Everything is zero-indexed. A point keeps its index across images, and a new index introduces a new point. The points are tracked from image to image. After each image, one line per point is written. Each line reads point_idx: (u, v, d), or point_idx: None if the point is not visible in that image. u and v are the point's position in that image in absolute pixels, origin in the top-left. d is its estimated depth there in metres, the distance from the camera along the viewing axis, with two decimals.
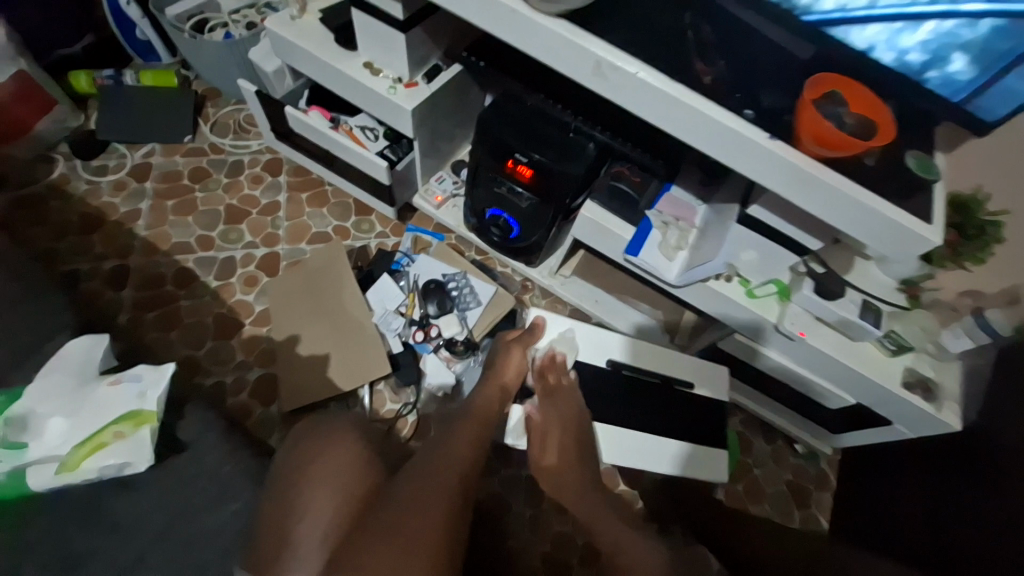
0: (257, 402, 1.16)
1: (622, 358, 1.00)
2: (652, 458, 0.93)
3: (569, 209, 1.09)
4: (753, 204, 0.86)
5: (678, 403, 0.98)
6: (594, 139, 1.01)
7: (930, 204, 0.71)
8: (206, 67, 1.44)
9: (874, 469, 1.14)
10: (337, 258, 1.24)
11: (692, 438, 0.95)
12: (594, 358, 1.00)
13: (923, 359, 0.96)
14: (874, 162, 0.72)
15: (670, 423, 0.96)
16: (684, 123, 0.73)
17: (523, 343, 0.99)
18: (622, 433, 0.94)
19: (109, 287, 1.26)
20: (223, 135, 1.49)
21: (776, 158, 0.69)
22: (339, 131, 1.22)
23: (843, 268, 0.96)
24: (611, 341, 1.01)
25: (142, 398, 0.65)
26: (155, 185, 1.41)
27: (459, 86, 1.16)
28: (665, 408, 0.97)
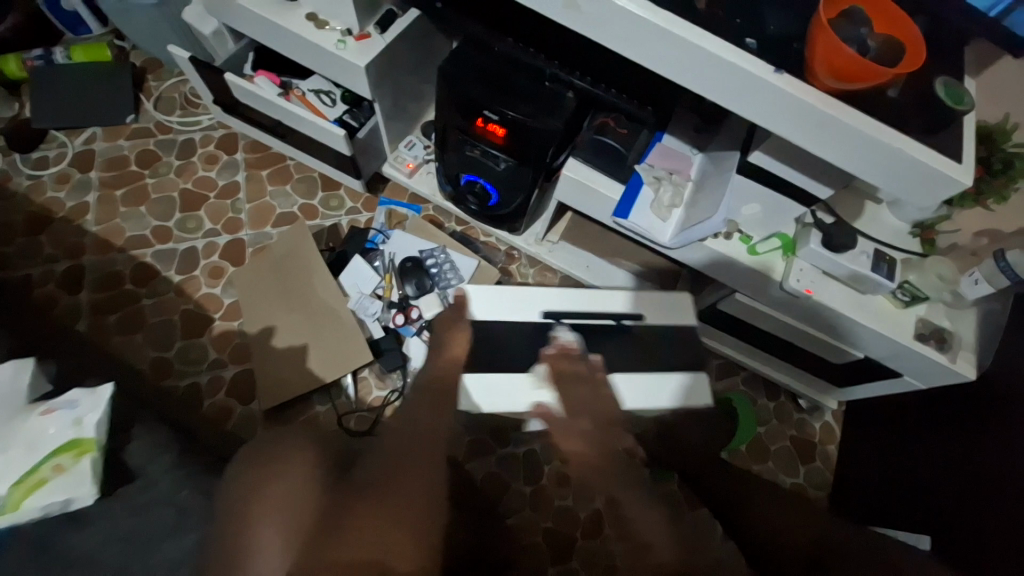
0: (236, 400, 1.10)
1: (555, 308, 0.92)
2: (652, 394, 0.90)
3: (550, 169, 0.99)
4: (754, 151, 0.77)
5: (643, 338, 0.94)
6: (573, 87, 0.89)
7: (959, 140, 0.62)
8: (137, 33, 1.28)
9: (881, 422, 1.10)
10: (303, 241, 1.14)
11: (663, 366, 0.91)
12: (525, 314, 0.92)
13: (937, 309, 0.89)
14: (897, 94, 0.62)
15: (626, 355, 0.94)
16: (675, 60, 0.62)
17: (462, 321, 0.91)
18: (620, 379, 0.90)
19: (65, 291, 1.17)
20: (169, 112, 1.34)
21: (782, 96, 0.59)
22: (291, 99, 1.10)
23: (852, 213, 0.90)
24: (542, 293, 0.93)
25: (79, 425, 0.61)
26: (101, 174, 1.29)
27: (420, 35, 1.03)
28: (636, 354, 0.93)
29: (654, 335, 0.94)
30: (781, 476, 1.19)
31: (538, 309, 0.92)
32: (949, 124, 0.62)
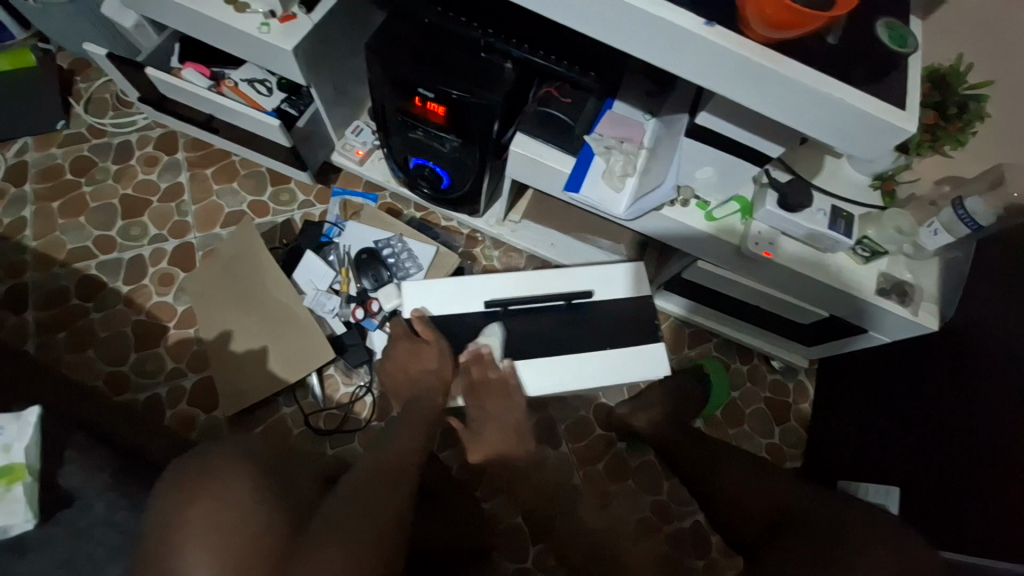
0: (198, 409, 1.08)
1: (500, 295, 0.94)
2: (640, 365, 0.92)
3: (499, 146, 0.96)
4: (701, 112, 0.73)
5: (597, 316, 0.94)
6: (512, 57, 0.84)
7: (905, 84, 0.59)
8: (57, 31, 1.19)
9: (852, 377, 1.10)
10: (252, 240, 1.10)
11: (617, 338, 0.93)
12: (469, 305, 0.93)
13: (898, 262, 0.87)
14: (837, 40, 0.59)
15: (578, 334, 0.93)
16: (603, 18, 0.57)
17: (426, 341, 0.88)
18: (575, 359, 0.91)
19: (9, 312, 1.12)
20: (101, 114, 1.27)
21: (715, 50, 0.56)
22: (223, 90, 1.03)
23: (811, 170, 0.88)
24: (487, 282, 0.94)
25: (8, 452, 0.60)
26: (35, 186, 1.22)
27: (352, 11, 0.96)
28: (592, 325, 0.94)
29: (606, 312, 0.95)
30: (757, 438, 1.20)
31: (482, 298, 0.94)
32: (893, 69, 0.59)
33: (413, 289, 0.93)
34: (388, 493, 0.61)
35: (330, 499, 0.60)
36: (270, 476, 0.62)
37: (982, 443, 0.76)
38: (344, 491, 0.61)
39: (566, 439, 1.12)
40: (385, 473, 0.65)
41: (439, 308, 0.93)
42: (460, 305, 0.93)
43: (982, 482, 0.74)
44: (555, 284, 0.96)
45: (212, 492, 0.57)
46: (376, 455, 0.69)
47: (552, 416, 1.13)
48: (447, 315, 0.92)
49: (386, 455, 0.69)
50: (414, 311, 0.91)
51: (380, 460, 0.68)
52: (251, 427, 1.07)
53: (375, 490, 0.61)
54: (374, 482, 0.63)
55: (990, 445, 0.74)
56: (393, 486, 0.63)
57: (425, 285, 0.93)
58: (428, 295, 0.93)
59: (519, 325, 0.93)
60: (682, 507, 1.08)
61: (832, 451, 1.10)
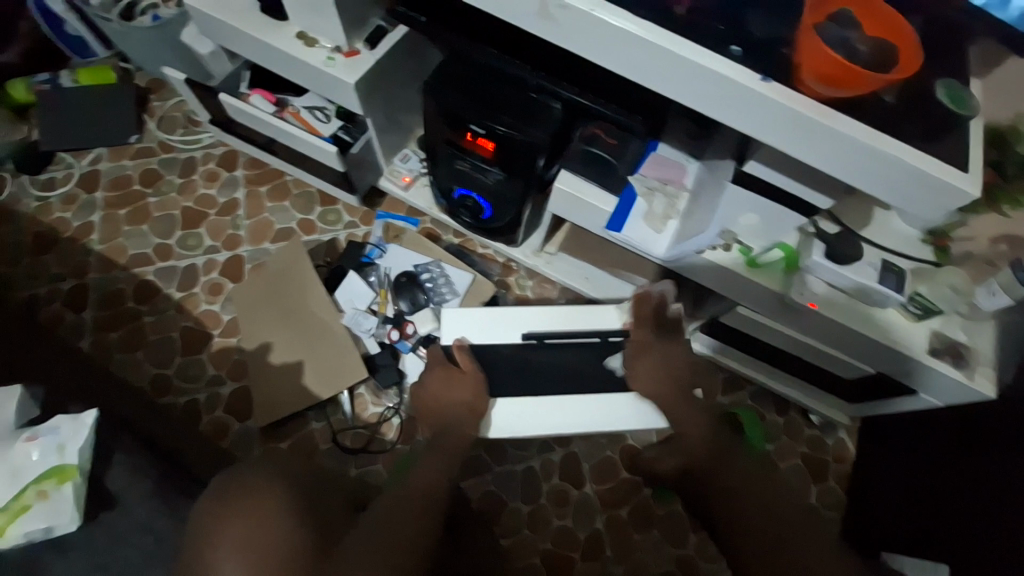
0: (232, 417, 1.11)
1: (539, 327, 0.94)
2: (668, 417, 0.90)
3: (542, 181, 0.98)
4: (748, 160, 0.73)
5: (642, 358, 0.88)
6: (560, 98, 0.87)
7: (964, 146, 0.58)
8: (140, 55, 1.30)
9: (897, 438, 1.05)
10: (298, 257, 1.14)
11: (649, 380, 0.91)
12: (506, 336, 0.94)
13: (952, 322, 0.84)
14: (893, 99, 0.59)
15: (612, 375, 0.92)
16: (657, 69, 0.59)
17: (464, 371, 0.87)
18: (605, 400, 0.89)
19: (69, 310, 1.20)
20: (171, 131, 1.37)
21: (769, 104, 0.56)
22: (285, 116, 1.09)
23: (860, 223, 0.85)
24: (521, 315, 0.95)
25: (62, 452, 0.63)
26: (106, 194, 1.31)
27: (411, 49, 1.02)
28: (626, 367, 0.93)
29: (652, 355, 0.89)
30: None
31: (519, 330, 0.94)
32: (950, 129, 0.58)
33: (450, 319, 0.94)
34: (417, 522, 0.62)
35: (361, 523, 0.61)
36: (300, 495, 0.63)
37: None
38: (373, 516, 0.62)
39: (590, 479, 1.10)
40: (415, 502, 0.65)
41: (477, 337, 0.93)
42: (498, 336, 0.93)
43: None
44: (590, 321, 0.96)
45: (246, 507, 0.58)
46: (404, 484, 0.69)
47: (577, 453, 1.11)
48: (484, 345, 0.92)
49: (414, 484, 0.69)
50: (456, 339, 0.93)
51: (409, 488, 0.68)
52: (280, 440, 1.09)
53: (405, 518, 0.62)
54: (404, 509, 0.63)
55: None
56: (422, 514, 0.63)
57: (462, 313, 0.94)
58: (465, 325, 0.93)
59: (553, 359, 0.92)
60: (708, 562, 1.04)
61: (873, 517, 1.04)
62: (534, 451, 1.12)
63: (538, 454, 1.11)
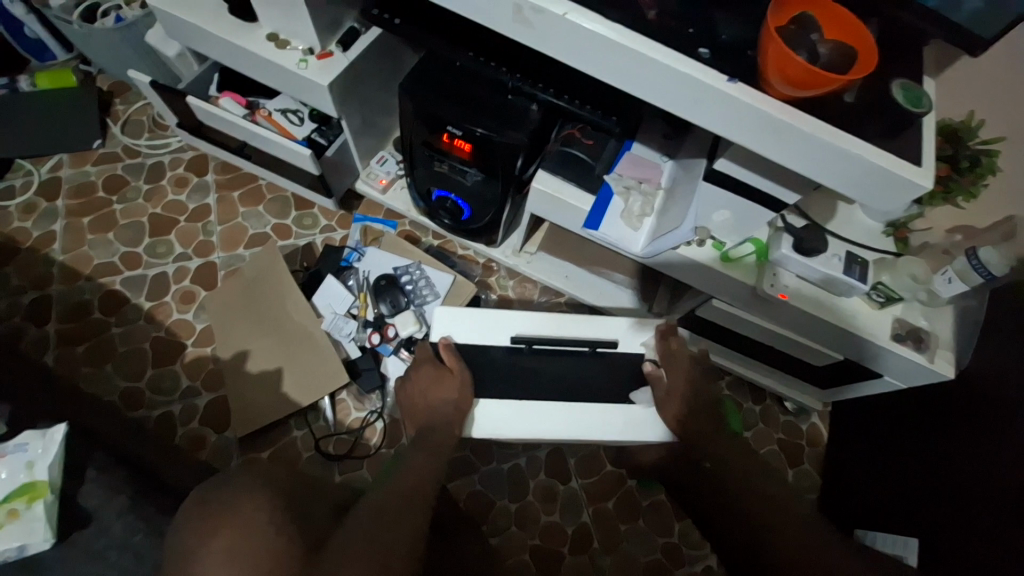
0: (209, 428, 1.08)
1: (528, 331, 0.89)
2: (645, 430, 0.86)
3: (521, 181, 0.99)
4: (719, 158, 0.75)
5: (621, 367, 0.89)
6: (537, 100, 0.88)
7: (918, 142, 0.61)
8: (103, 58, 1.26)
9: (867, 422, 1.09)
10: (275, 263, 1.12)
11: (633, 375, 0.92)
12: (496, 338, 0.89)
13: (913, 308, 0.89)
14: (852, 98, 0.61)
15: (602, 382, 0.88)
16: (630, 71, 0.60)
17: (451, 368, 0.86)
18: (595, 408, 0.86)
19: (31, 323, 1.14)
20: (137, 136, 1.32)
21: (737, 105, 0.58)
22: (257, 119, 1.07)
23: (824, 217, 0.90)
24: (511, 318, 0.90)
25: (31, 469, 0.63)
26: (68, 202, 1.26)
27: (386, 51, 1.01)
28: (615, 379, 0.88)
29: (632, 364, 0.90)
30: None
31: (510, 332, 0.89)
32: (906, 126, 0.61)
33: (439, 318, 0.90)
34: (405, 526, 0.61)
35: (347, 529, 0.60)
36: (286, 503, 0.62)
37: (994, 497, 0.75)
38: (359, 521, 0.61)
39: (575, 474, 1.11)
40: (403, 505, 0.64)
41: (463, 337, 0.89)
42: (484, 337, 0.89)
43: (990, 538, 0.73)
44: (582, 329, 0.91)
45: (228, 520, 0.57)
46: (391, 486, 0.68)
47: (562, 449, 1.12)
48: (469, 344, 0.89)
49: (400, 486, 0.69)
50: (439, 338, 0.88)
51: (396, 490, 0.67)
52: (260, 451, 1.07)
53: (392, 523, 0.61)
54: (390, 513, 0.62)
55: (1001, 497, 0.74)
56: (410, 517, 0.63)
57: (449, 314, 0.90)
58: (452, 323, 0.89)
59: (543, 366, 0.87)
60: (692, 550, 1.07)
61: (846, 498, 1.08)
62: (520, 448, 1.12)
63: (523, 451, 1.12)
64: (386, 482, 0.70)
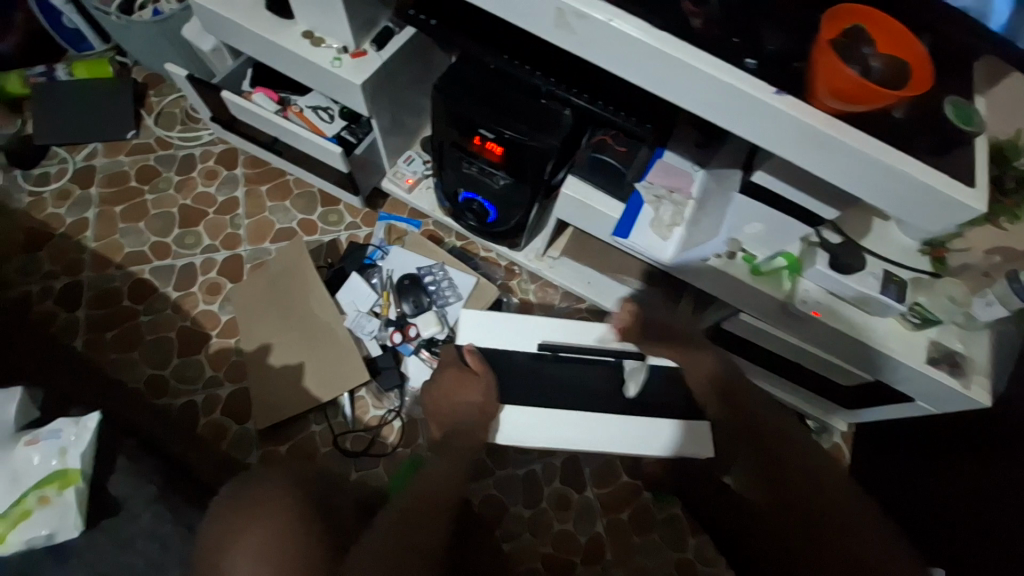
0: (231, 419, 1.09)
1: (556, 339, 0.89)
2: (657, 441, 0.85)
3: (549, 185, 0.98)
4: (759, 170, 0.73)
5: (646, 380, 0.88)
6: (570, 104, 0.88)
7: (969, 162, 0.59)
8: (140, 50, 1.28)
9: (894, 446, 1.07)
10: (301, 258, 1.13)
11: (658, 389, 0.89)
12: (522, 343, 0.89)
13: (949, 331, 0.86)
14: (902, 115, 0.59)
15: (627, 395, 0.87)
16: (674, 80, 0.59)
17: (478, 372, 0.84)
18: (609, 420, 0.85)
19: (63, 308, 1.17)
20: (169, 127, 1.35)
21: (784, 118, 0.57)
22: (289, 115, 1.08)
23: (859, 233, 0.86)
24: (538, 325, 0.91)
25: (64, 456, 0.62)
26: (101, 190, 1.29)
27: (418, 51, 1.01)
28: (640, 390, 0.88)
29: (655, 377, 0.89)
30: None
31: (537, 339, 0.90)
32: (956, 145, 0.60)
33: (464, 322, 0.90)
34: (429, 531, 0.61)
35: (372, 532, 0.60)
36: (311, 503, 0.63)
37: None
38: (381, 524, 0.61)
39: (591, 483, 1.10)
40: (427, 508, 0.64)
41: (482, 341, 0.89)
42: (510, 341, 0.89)
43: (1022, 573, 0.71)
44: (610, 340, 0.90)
45: (256, 518, 0.57)
46: (414, 488, 0.68)
47: (579, 458, 1.12)
48: (495, 348, 0.88)
49: (424, 489, 0.68)
50: (464, 344, 0.88)
51: (420, 493, 0.67)
52: (279, 444, 1.08)
53: (419, 525, 0.61)
54: (412, 517, 0.62)
55: None
56: (435, 523, 0.63)
57: (480, 317, 0.90)
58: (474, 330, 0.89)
59: (568, 374, 0.87)
60: (707, 566, 1.05)
61: None
62: (536, 455, 1.12)
63: (540, 458, 1.11)
64: (409, 484, 0.70)
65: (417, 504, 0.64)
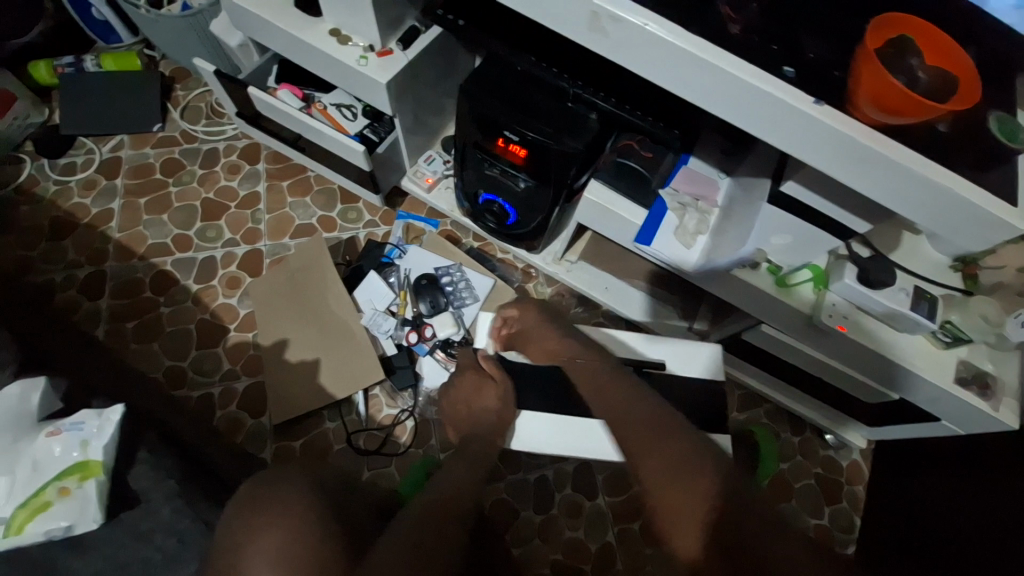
0: (246, 413, 1.10)
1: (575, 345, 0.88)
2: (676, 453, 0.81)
3: (571, 189, 0.98)
4: (786, 180, 0.71)
5: None
6: (597, 108, 0.87)
7: (1014, 178, 0.57)
8: (168, 44, 1.30)
9: (916, 465, 1.04)
10: (321, 254, 1.14)
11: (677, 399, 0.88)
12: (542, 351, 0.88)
13: (978, 350, 0.83)
14: (944, 129, 0.58)
15: None
16: (709, 87, 0.58)
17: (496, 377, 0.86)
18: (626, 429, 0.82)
19: (86, 297, 1.19)
20: (194, 121, 1.36)
21: (822, 128, 0.55)
22: (312, 112, 1.08)
23: (889, 247, 0.84)
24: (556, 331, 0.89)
25: (86, 448, 0.63)
26: (126, 181, 1.31)
27: (443, 50, 1.01)
28: None
29: None
30: (804, 515, 1.14)
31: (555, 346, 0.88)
32: (1000, 161, 0.58)
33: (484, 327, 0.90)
34: (444, 537, 0.60)
35: (386, 537, 0.60)
36: (327, 504, 0.63)
37: None
38: (395, 529, 0.60)
39: (602, 491, 1.09)
40: (441, 513, 0.64)
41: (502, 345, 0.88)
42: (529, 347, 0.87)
43: None
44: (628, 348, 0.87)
45: (272, 517, 0.57)
46: (428, 493, 0.68)
47: (591, 465, 1.11)
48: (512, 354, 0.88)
49: (440, 494, 0.68)
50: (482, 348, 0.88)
51: (436, 497, 0.67)
52: (292, 439, 1.09)
53: (435, 530, 0.61)
54: (426, 522, 0.62)
55: None
56: (450, 529, 0.62)
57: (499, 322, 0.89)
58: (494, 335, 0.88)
59: None
60: None
61: (886, 543, 1.03)
62: (548, 460, 1.11)
63: (551, 464, 1.10)
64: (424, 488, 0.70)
65: (432, 510, 0.64)
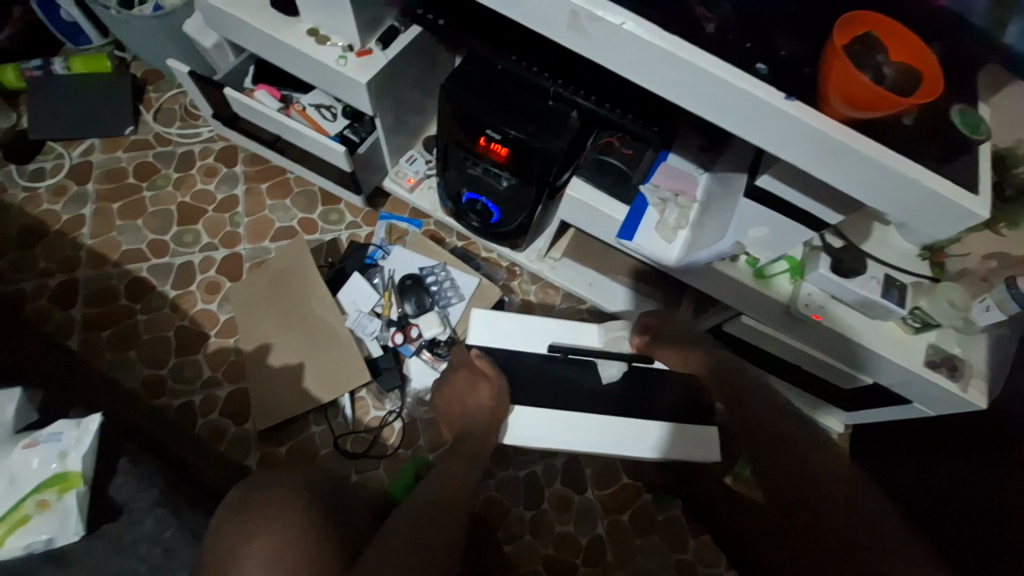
0: (229, 420, 1.08)
1: (565, 340, 0.89)
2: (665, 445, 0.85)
3: (553, 187, 0.99)
4: (761, 174, 0.73)
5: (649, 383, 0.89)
6: (577, 107, 0.88)
7: (974, 169, 0.60)
8: (139, 45, 1.26)
9: (891, 447, 1.07)
10: (303, 257, 1.12)
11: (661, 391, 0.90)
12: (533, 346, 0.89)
13: (947, 335, 0.87)
14: (910, 121, 0.60)
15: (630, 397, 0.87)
16: (685, 84, 0.60)
17: (487, 374, 0.86)
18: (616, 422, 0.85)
19: (58, 306, 1.15)
20: (168, 124, 1.33)
21: (795, 123, 0.57)
22: (291, 113, 1.07)
23: (859, 238, 0.86)
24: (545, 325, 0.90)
25: (65, 459, 0.61)
26: (98, 186, 1.27)
27: (423, 50, 1.01)
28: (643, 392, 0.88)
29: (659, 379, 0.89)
30: None
31: (546, 341, 0.89)
32: (962, 152, 0.60)
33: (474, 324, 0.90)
34: (436, 535, 0.61)
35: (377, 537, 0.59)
36: (316, 506, 0.62)
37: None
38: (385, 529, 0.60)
39: (592, 484, 1.10)
40: (432, 511, 0.64)
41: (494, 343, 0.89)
42: (520, 344, 0.89)
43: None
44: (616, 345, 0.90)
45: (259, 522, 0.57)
46: (419, 492, 0.68)
47: (580, 459, 1.12)
48: (504, 350, 0.88)
49: (430, 492, 0.68)
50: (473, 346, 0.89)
51: (426, 496, 0.67)
52: (278, 445, 1.07)
53: (427, 529, 0.61)
54: (417, 521, 0.61)
55: None
56: (442, 526, 0.62)
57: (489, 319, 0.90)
58: (486, 332, 0.89)
59: (573, 376, 0.87)
60: (707, 567, 1.06)
61: None
62: (537, 456, 1.11)
63: (541, 459, 1.11)
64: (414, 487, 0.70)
65: (423, 507, 0.64)
